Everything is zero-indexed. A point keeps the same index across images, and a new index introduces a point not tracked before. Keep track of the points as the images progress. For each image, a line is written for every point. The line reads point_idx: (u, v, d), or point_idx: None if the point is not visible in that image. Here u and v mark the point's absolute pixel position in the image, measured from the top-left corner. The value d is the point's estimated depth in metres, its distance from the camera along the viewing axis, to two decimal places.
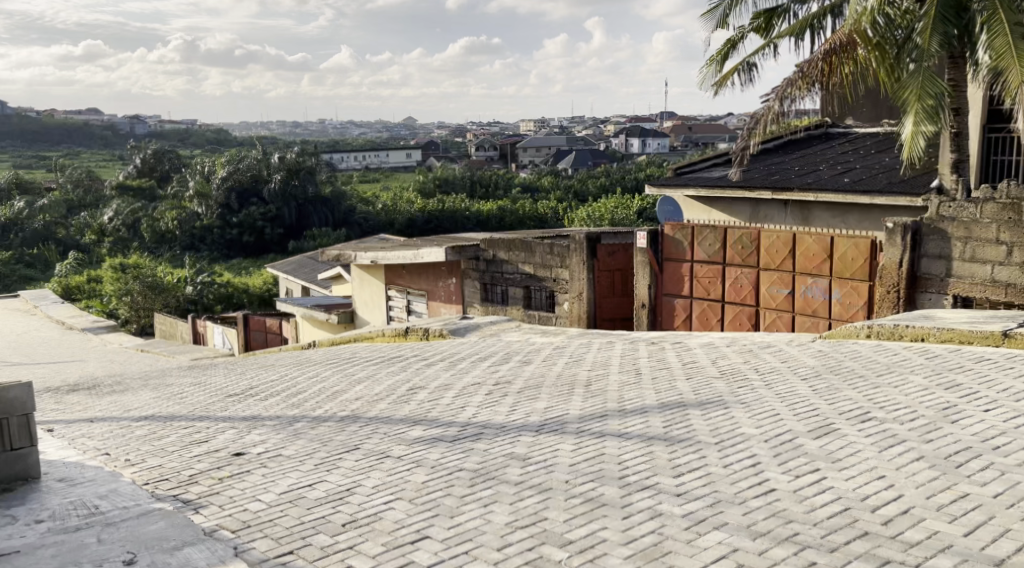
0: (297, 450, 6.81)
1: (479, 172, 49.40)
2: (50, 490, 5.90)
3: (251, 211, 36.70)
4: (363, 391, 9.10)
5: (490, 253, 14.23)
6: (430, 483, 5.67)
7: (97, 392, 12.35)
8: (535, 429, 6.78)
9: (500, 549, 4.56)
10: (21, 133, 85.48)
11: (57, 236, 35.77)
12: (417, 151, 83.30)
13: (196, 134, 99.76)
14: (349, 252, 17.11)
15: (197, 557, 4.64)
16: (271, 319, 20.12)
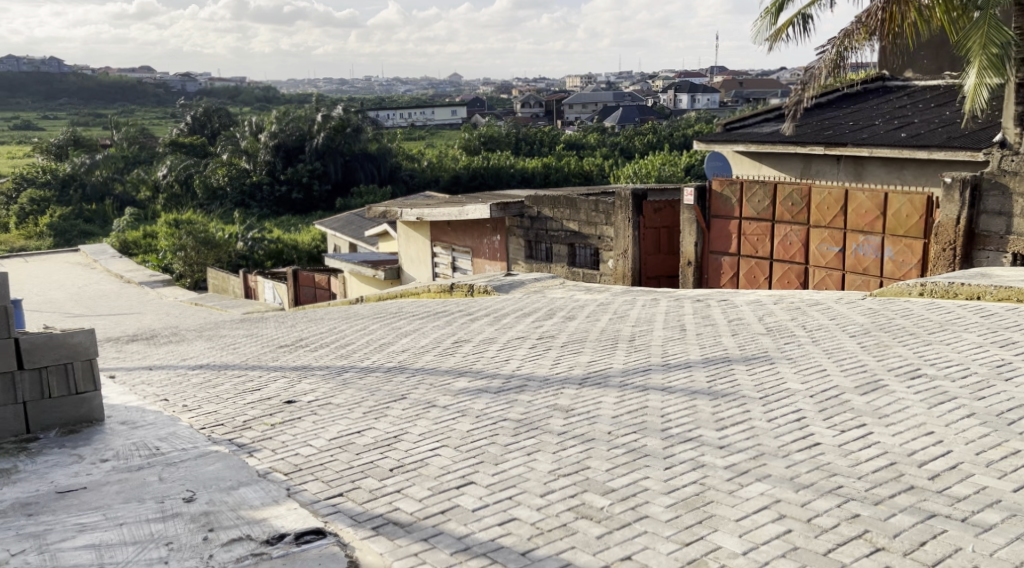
0: (346, 398, 6.98)
1: (525, 129, 49.14)
2: (114, 432, 6.15)
3: (299, 168, 37.10)
4: (409, 344, 9.26)
5: (535, 210, 14.21)
6: (475, 432, 5.79)
7: (155, 342, 12.74)
8: (578, 382, 6.86)
9: (542, 495, 4.65)
10: (79, 92, 87.43)
11: (114, 192, 36.62)
12: (463, 108, 83.02)
13: (245, 92, 100.87)
14: (396, 208, 17.25)
15: (251, 498, 4.82)
16: (319, 274, 20.42)
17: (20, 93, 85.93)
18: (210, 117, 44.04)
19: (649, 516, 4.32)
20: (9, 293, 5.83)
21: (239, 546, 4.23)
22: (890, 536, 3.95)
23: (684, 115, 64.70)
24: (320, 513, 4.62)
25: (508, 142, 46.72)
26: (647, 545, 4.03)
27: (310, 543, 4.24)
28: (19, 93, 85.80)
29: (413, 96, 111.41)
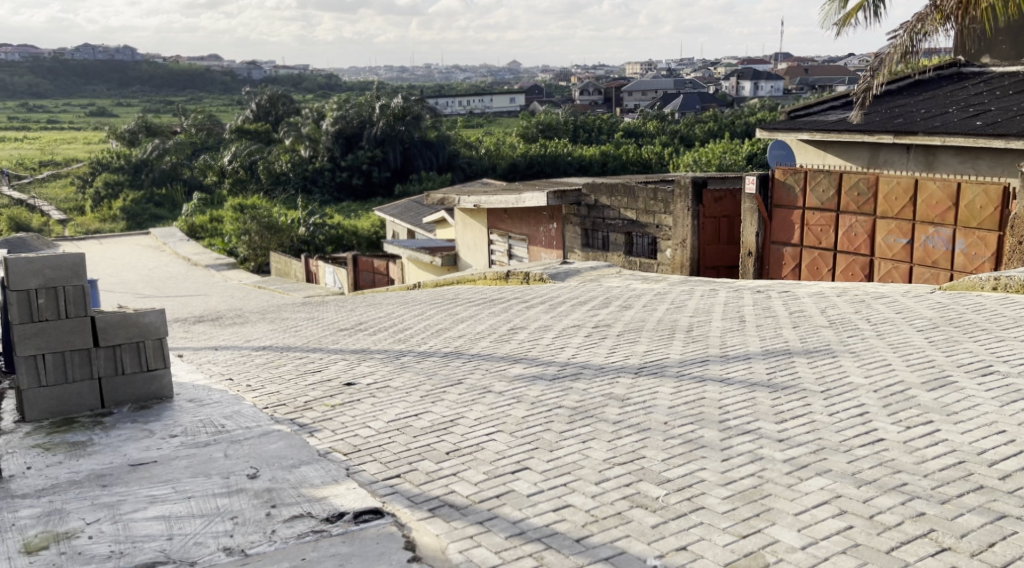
0: (404, 382, 7.07)
1: (583, 117, 48.89)
2: (182, 409, 6.33)
3: (359, 155, 37.40)
4: (467, 329, 9.33)
5: (593, 198, 14.15)
6: (530, 418, 5.81)
7: (221, 323, 13.07)
8: (634, 371, 6.84)
9: (597, 483, 4.66)
10: (151, 80, 89.78)
11: (182, 176, 37.50)
12: (521, 96, 82.93)
13: (308, 79, 102.35)
14: (453, 195, 17.35)
15: (312, 476, 4.92)
16: (378, 260, 20.66)
17: (94, 81, 88.61)
18: (274, 103, 44.76)
19: (705, 507, 4.30)
20: (85, 273, 5.96)
21: (300, 523, 4.33)
22: (956, 536, 3.86)
23: (746, 102, 63.63)
24: (378, 493, 4.69)
25: (566, 129, 46.48)
26: (703, 536, 4.01)
27: (369, 523, 4.31)
28: (94, 81, 88.46)
29: (472, 84, 111.60)
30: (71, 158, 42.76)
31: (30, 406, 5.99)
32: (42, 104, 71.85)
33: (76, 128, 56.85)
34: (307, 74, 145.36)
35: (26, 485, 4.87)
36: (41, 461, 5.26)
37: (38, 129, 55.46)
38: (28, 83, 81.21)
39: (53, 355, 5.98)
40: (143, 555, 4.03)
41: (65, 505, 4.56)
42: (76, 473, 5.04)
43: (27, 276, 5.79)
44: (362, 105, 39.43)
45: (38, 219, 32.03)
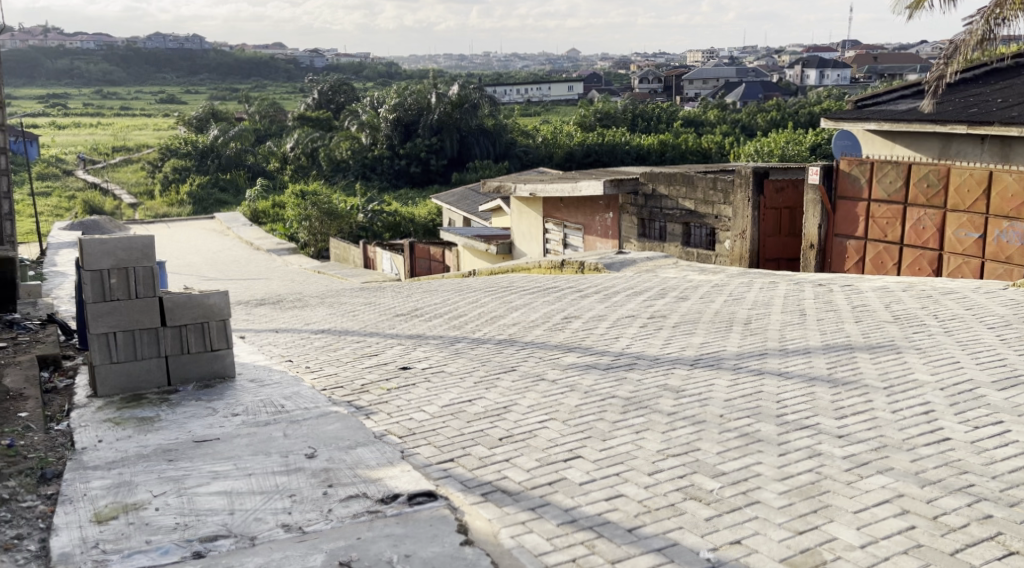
0: (459, 367, 7.12)
1: (642, 105, 48.42)
2: (244, 389, 6.46)
3: (417, 142, 37.59)
4: (521, 317, 9.35)
5: (650, 187, 14.02)
6: (583, 407, 5.79)
7: (281, 307, 13.31)
8: (690, 362, 6.77)
9: (650, 474, 4.63)
10: (219, 67, 91.68)
11: (246, 162, 38.20)
12: (580, 84, 82.49)
13: (370, 67, 103.26)
14: (509, 183, 17.35)
15: (367, 457, 4.99)
16: (434, 247, 20.80)
17: (165, 69, 90.89)
18: (336, 91, 45.23)
19: (760, 502, 4.24)
20: (154, 255, 6.11)
21: (356, 503, 4.39)
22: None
23: (811, 92, 62.30)
24: (432, 476, 4.74)
25: (625, 118, 46.05)
26: (758, 530, 3.95)
27: (422, 505, 4.35)
28: (165, 69, 90.70)
29: (532, 72, 111.27)
30: (141, 144, 43.89)
31: (102, 382, 6.17)
32: (116, 91, 73.97)
33: (147, 114, 58.39)
34: (369, 62, 146.60)
35: (96, 458, 5.02)
36: (111, 435, 5.42)
37: (112, 116, 57.13)
38: (103, 71, 83.53)
39: (124, 334, 6.17)
40: (205, 528, 4.13)
41: (133, 478, 4.70)
42: (144, 447, 5.19)
43: (100, 257, 5.97)
44: (421, 93, 39.68)
45: (109, 203, 32.98)
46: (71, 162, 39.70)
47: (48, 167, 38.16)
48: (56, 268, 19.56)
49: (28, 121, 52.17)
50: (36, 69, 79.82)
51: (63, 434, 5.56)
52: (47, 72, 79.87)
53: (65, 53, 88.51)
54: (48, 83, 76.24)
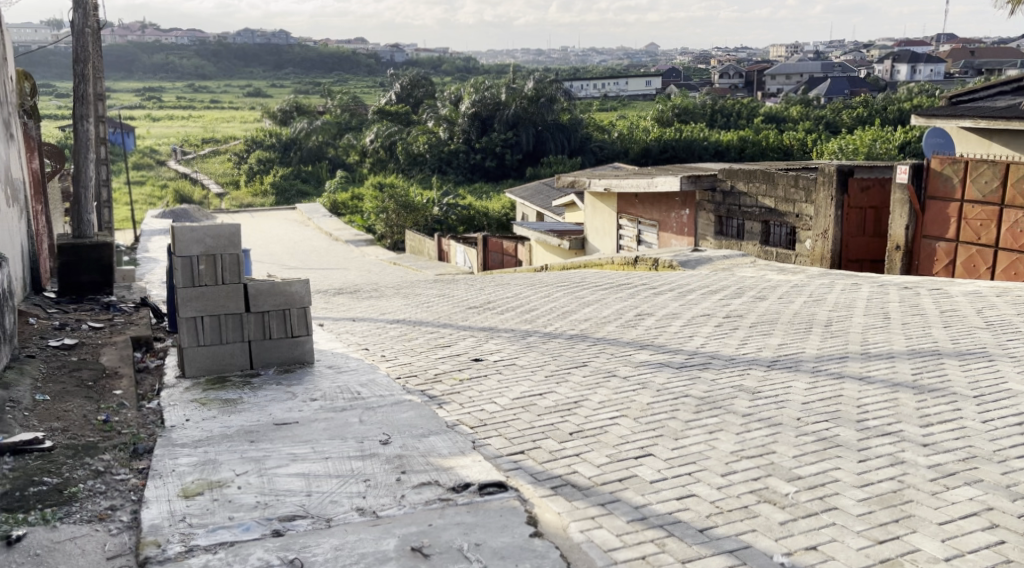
0: (530, 361, 7.14)
1: (723, 101, 47.58)
2: (322, 374, 6.61)
3: (493, 137, 37.72)
4: (593, 313, 9.32)
5: (729, 184, 13.78)
6: (655, 405, 5.74)
7: (358, 296, 13.54)
8: (767, 364, 6.64)
9: (724, 475, 4.56)
10: (303, 62, 93.54)
11: (327, 155, 38.97)
12: (658, 78, 81.40)
13: (449, 61, 103.95)
14: (584, 178, 17.29)
15: (440, 446, 5.04)
16: (507, 241, 20.87)
17: (253, 64, 93.36)
18: (415, 85, 45.65)
19: (837, 508, 4.14)
20: (240, 243, 6.28)
21: (427, 490, 4.45)
22: None
23: (901, 86, 60.19)
24: (502, 467, 4.77)
25: (704, 114, 45.31)
26: (835, 537, 3.86)
27: (493, 495, 4.39)
28: (252, 63, 93.14)
29: (612, 68, 110.29)
30: (228, 136, 45.16)
31: (189, 363, 6.39)
32: (207, 85, 76.26)
33: (234, 107, 60.07)
34: (450, 56, 147.72)
35: (184, 435, 5.21)
36: (198, 414, 5.61)
37: (202, 108, 58.95)
38: (195, 65, 86.17)
39: (210, 318, 6.38)
40: (284, 508, 4.24)
41: (217, 457, 4.85)
42: (228, 428, 5.35)
43: (190, 244, 6.19)
44: (498, 88, 39.84)
45: (198, 192, 34.06)
46: (163, 153, 41.16)
47: (141, 158, 39.64)
48: (147, 255, 20.31)
49: (124, 112, 54.24)
50: (133, 64, 82.89)
51: (154, 412, 5.79)
52: (145, 66, 83.05)
53: (159, 48, 91.70)
54: (144, 77, 79.13)
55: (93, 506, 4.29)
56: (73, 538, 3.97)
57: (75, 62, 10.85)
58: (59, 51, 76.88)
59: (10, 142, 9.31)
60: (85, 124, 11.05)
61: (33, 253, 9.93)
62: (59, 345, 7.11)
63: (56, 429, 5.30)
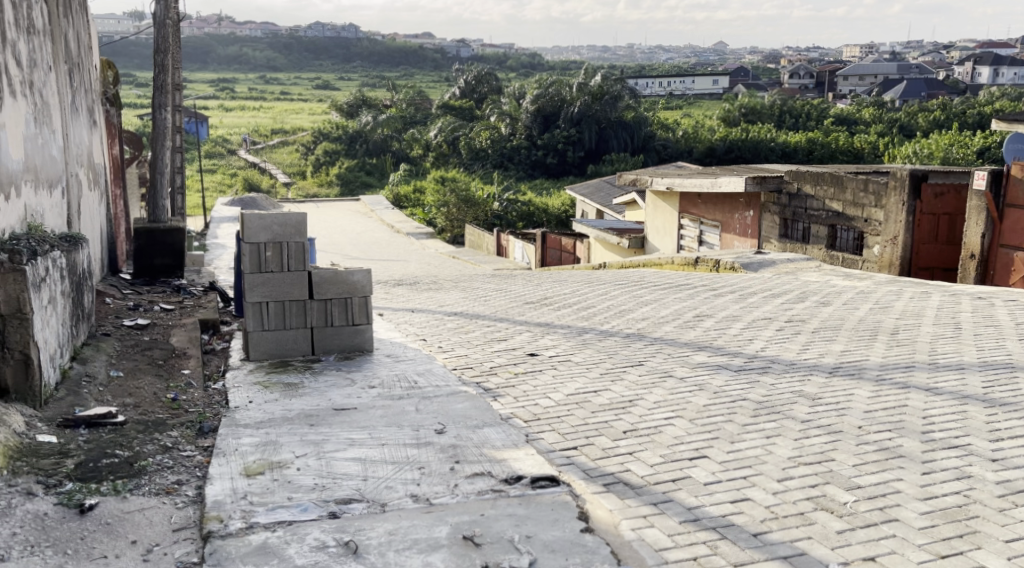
0: (585, 358, 7.15)
1: (791, 101, 46.70)
2: (381, 363, 6.73)
3: (555, 133, 37.69)
4: (651, 313, 9.28)
5: (795, 186, 13.55)
6: (712, 407, 5.70)
7: (417, 288, 13.69)
8: (829, 370, 6.54)
9: (780, 481, 4.52)
10: (371, 56, 94.66)
11: (391, 148, 39.41)
12: (726, 77, 80.23)
13: (514, 57, 104.05)
14: (646, 177, 17.20)
15: (494, 438, 5.10)
16: (566, 238, 20.87)
17: (322, 57, 94.96)
18: (480, 81, 45.78)
19: (899, 520, 4.07)
20: (306, 231, 6.43)
21: (481, 480, 4.51)
22: None
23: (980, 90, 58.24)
24: (555, 462, 4.80)
25: (772, 114, 44.45)
26: (895, 549, 3.80)
27: (545, 489, 4.41)
28: (322, 56, 94.80)
29: (677, 67, 109.14)
30: (297, 127, 46.02)
31: (254, 347, 6.57)
32: (278, 77, 77.93)
33: (303, 99, 61.18)
34: (517, 52, 148.00)
35: (248, 417, 5.36)
36: (260, 397, 5.76)
37: (273, 99, 60.16)
38: (267, 56, 87.96)
39: (275, 304, 6.54)
40: (341, 491, 4.34)
41: (278, 439, 4.98)
42: (289, 411, 5.49)
43: (258, 231, 6.35)
44: (563, 85, 39.70)
45: (266, 181, 34.83)
46: (234, 142, 42.17)
47: (214, 146, 40.68)
48: (217, 241, 20.85)
49: (199, 103, 55.73)
50: (209, 56, 85.12)
51: (219, 392, 5.98)
52: (221, 57, 85.13)
53: (234, 40, 93.93)
54: (220, 69, 81.19)
55: (161, 480, 4.45)
56: (142, 509, 4.12)
57: (155, 54, 11.23)
58: (140, 41, 79.42)
59: (94, 129, 9.68)
60: (163, 113, 11.43)
61: (111, 236, 10.28)
62: (132, 325, 7.37)
63: (128, 404, 5.52)
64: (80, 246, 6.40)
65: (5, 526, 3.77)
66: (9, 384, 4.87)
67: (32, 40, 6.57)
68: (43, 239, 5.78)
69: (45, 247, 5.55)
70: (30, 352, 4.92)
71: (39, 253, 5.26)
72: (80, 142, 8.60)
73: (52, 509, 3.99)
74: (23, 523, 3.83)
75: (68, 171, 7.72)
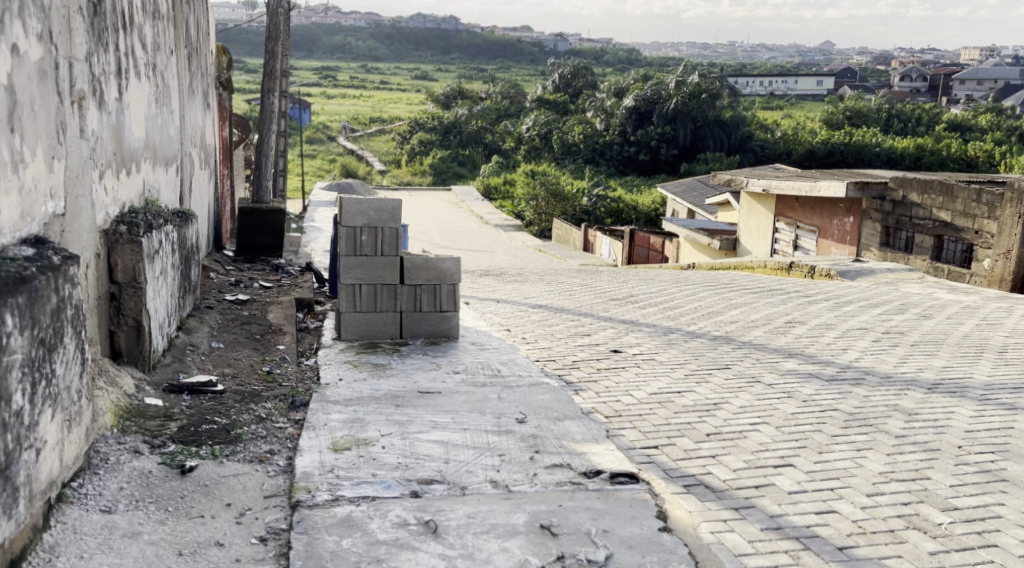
0: (670, 358, 7.09)
1: (900, 105, 44.94)
2: (466, 349, 6.82)
3: (649, 130, 37.27)
4: (740, 316, 9.12)
5: (900, 193, 13.06)
6: (800, 416, 5.58)
7: (503, 279, 13.78)
8: (928, 386, 6.31)
9: (870, 495, 4.40)
10: (469, 47, 95.50)
11: (484, 140, 39.64)
12: (831, 79, 77.74)
13: (612, 52, 103.17)
14: (742, 177, 16.89)
15: (574, 431, 5.11)
16: (655, 236, 20.68)
17: (422, 48, 96.33)
18: (575, 76, 45.56)
19: (998, 545, 3.92)
20: (400, 217, 6.56)
21: (560, 472, 4.53)
22: None
23: None
24: (635, 460, 4.79)
25: (879, 118, 42.90)
26: None
27: (624, 485, 4.41)
28: (421, 48, 96.21)
29: (779, 66, 106.38)
30: (394, 117, 46.85)
31: (346, 327, 6.76)
32: (379, 66, 79.48)
33: (401, 89, 62.19)
34: (617, 46, 146.46)
35: (337, 393, 5.52)
36: (350, 375, 5.93)
37: (373, 89, 61.36)
38: (369, 47, 89.75)
39: (367, 286, 6.72)
40: (423, 471, 4.43)
41: (365, 417, 5.12)
42: (377, 391, 5.63)
43: (355, 215, 6.51)
44: (662, 82, 39.18)
45: (362, 169, 35.64)
46: (334, 129, 43.25)
47: (315, 132, 41.81)
48: (313, 224, 21.44)
49: (302, 89, 57.36)
50: (315, 45, 87.45)
51: (311, 368, 6.18)
52: (326, 46, 87.45)
53: (339, 30, 96.16)
54: (324, 57, 83.39)
55: (255, 448, 4.64)
56: (237, 475, 4.30)
57: (268, 40, 11.59)
58: (250, 29, 82.24)
59: (208, 111, 10.09)
60: (271, 97, 11.82)
61: (217, 213, 10.67)
62: (233, 300, 7.67)
63: (227, 374, 5.77)
64: (191, 222, 6.70)
65: (113, 481, 4.00)
66: (122, 348, 5.14)
67: (157, 24, 6.89)
68: (158, 213, 6.08)
69: (159, 220, 5.84)
70: (141, 319, 5.19)
71: (154, 226, 5.53)
72: (194, 123, 8.98)
73: (157, 468, 4.21)
74: (130, 479, 4.06)
75: (182, 150, 8.08)
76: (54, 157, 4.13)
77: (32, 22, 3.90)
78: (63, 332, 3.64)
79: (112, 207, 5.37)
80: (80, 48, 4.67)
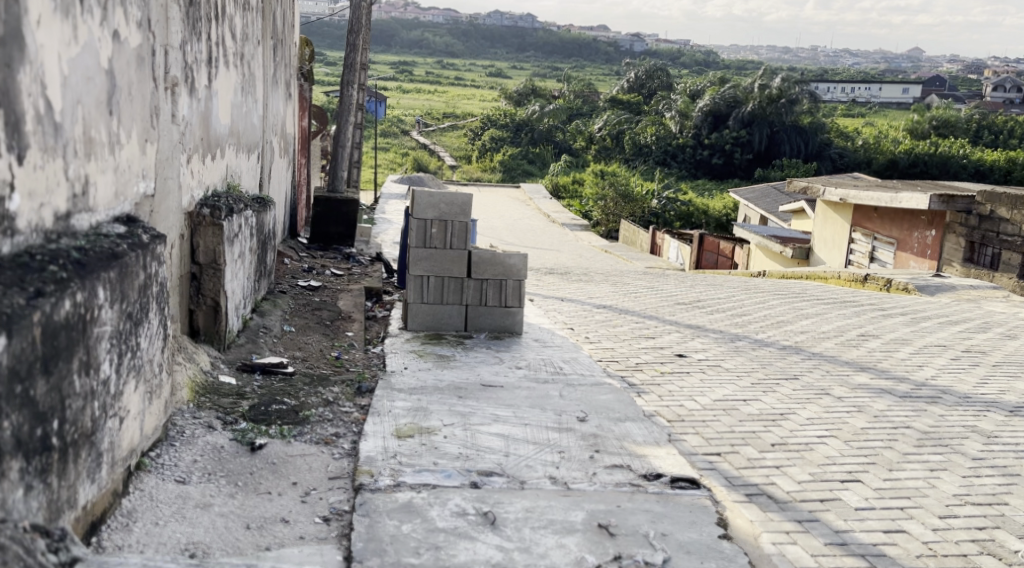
0: (737, 365, 7.00)
1: (991, 116, 43.35)
2: (529, 345, 6.84)
3: (724, 134, 36.80)
4: (810, 327, 8.93)
5: (987, 208, 12.59)
6: (869, 431, 5.46)
7: (569, 279, 13.76)
8: (1008, 409, 6.09)
9: (942, 517, 4.28)
10: (544, 46, 95.35)
11: (555, 139, 39.61)
12: (917, 87, 75.21)
13: (689, 54, 101.75)
14: (818, 185, 16.54)
15: (636, 433, 5.09)
16: (725, 242, 20.45)
17: (498, 44, 96.58)
18: (650, 77, 45.18)
19: None
20: (471, 212, 6.63)
21: (620, 472, 4.52)
22: None
23: None
24: (697, 465, 4.75)
25: (967, 129, 41.51)
26: None
27: (685, 490, 4.38)
28: (497, 45, 96.50)
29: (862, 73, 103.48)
30: (467, 113, 47.14)
31: (412, 318, 6.85)
32: (454, 62, 79.93)
33: (475, 85, 62.42)
34: (694, 48, 144.59)
35: (403, 382, 5.62)
36: (415, 364, 6.01)
37: (448, 84, 61.76)
38: (444, 42, 90.32)
39: (435, 279, 6.79)
40: (483, 463, 4.47)
41: (428, 406, 5.19)
42: (440, 381, 5.70)
43: (426, 208, 6.61)
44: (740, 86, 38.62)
45: (434, 163, 35.97)
46: (408, 123, 43.74)
47: (389, 126, 42.34)
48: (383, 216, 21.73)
49: (378, 84, 58.10)
50: (394, 39, 88.39)
51: (377, 356, 6.29)
52: (403, 41, 88.38)
53: (416, 25, 97.08)
54: (401, 51, 84.46)
55: (322, 431, 4.74)
56: (303, 455, 4.41)
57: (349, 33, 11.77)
58: (331, 22, 83.67)
59: (289, 101, 10.33)
60: (350, 89, 12.00)
61: (292, 202, 10.89)
62: (305, 286, 7.84)
63: (298, 357, 5.92)
64: (269, 208, 6.87)
65: (188, 453, 4.14)
66: (200, 326, 5.32)
67: (247, 15, 7.09)
68: (239, 198, 6.26)
69: (239, 205, 6.01)
70: (220, 300, 5.35)
71: (234, 210, 5.70)
72: (276, 112, 9.21)
73: (229, 443, 4.34)
74: (204, 452, 4.20)
75: (263, 138, 8.29)
76: (147, 140, 4.30)
77: (133, 9, 4.05)
78: (148, 307, 3.79)
79: (197, 190, 5.55)
80: (175, 36, 4.84)
